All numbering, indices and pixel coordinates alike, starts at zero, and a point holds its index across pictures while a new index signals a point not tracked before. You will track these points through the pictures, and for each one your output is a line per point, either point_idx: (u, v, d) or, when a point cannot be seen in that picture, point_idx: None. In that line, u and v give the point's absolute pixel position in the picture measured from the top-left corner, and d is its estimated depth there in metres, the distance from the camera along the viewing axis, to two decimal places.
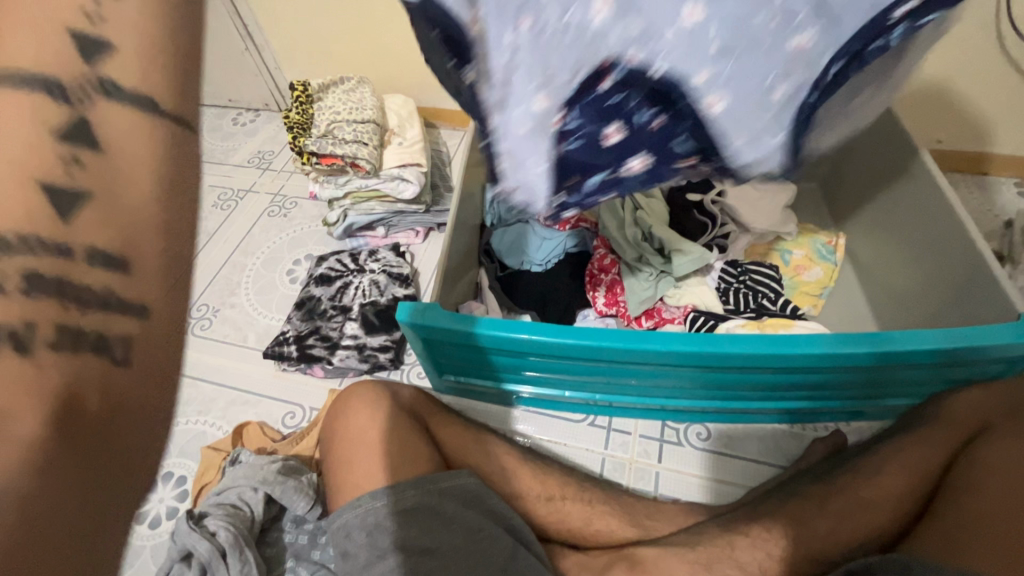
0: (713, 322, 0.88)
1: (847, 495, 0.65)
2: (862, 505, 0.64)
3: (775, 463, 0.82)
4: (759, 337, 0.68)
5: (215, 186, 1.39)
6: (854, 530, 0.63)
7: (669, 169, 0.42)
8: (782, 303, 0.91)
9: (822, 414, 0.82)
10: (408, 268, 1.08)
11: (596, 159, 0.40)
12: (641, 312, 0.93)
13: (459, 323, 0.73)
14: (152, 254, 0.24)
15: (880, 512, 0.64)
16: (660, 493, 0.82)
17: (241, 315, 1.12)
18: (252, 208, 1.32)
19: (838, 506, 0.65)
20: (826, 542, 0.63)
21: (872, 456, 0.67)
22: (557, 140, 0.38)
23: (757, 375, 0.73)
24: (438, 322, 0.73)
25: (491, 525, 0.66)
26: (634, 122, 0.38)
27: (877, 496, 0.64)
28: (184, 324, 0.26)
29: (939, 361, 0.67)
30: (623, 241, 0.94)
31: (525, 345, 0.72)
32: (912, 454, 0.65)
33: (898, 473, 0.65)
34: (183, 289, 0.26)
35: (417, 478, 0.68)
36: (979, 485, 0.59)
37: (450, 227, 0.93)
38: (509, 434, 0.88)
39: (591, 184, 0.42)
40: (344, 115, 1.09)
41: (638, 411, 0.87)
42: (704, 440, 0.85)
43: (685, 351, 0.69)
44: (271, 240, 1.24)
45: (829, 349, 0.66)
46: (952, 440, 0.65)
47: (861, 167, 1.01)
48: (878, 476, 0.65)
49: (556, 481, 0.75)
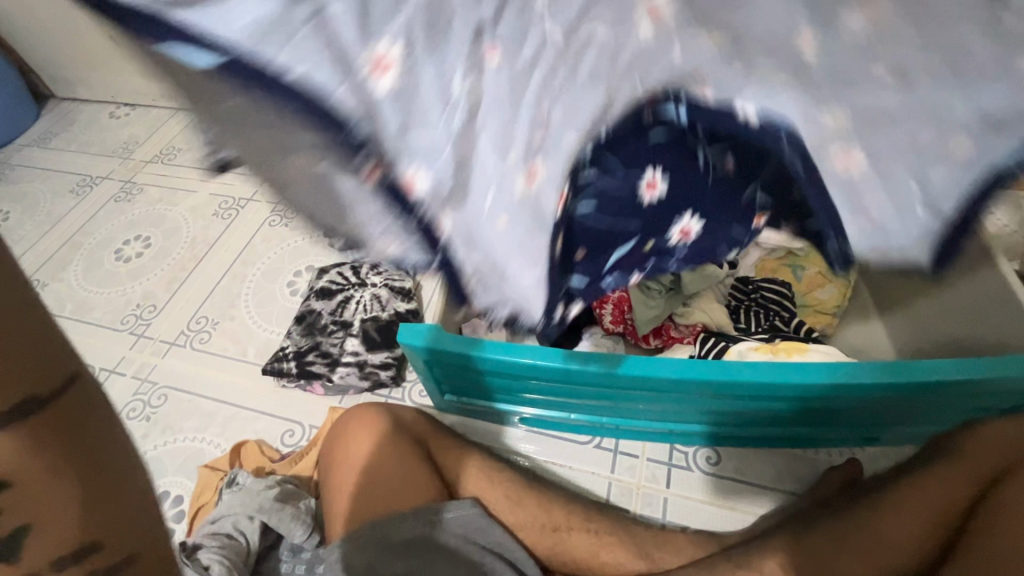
0: (724, 344, 0.85)
1: (866, 531, 0.63)
2: (880, 542, 0.62)
3: (786, 490, 0.79)
4: (774, 365, 0.66)
5: (215, 194, 1.37)
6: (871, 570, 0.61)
7: (690, 235, 0.41)
8: (795, 324, 0.89)
9: (837, 440, 0.79)
10: (411, 281, 1.06)
11: (611, 223, 0.38)
12: (648, 331, 0.91)
13: (464, 346, 0.70)
14: (76, 522, 0.24)
15: (898, 548, 0.62)
16: (668, 521, 0.79)
17: (240, 328, 1.10)
18: (253, 218, 1.30)
19: (854, 543, 0.62)
20: None
21: (889, 491, 0.65)
22: (553, 233, 0.35)
23: (770, 403, 0.71)
24: (443, 345, 0.70)
25: (492, 559, 0.65)
26: (656, 176, 0.35)
27: (896, 531, 0.62)
28: (143, 527, 0.26)
29: (963, 393, 0.65)
30: None
31: (530, 369, 0.70)
32: (931, 487, 0.63)
33: (920, 511, 0.62)
34: (131, 508, 0.26)
35: (418, 508, 0.67)
36: (999, 525, 0.57)
37: None
38: (510, 456, 0.85)
39: (597, 254, 0.40)
40: None
41: (645, 433, 0.84)
42: (714, 465, 0.83)
43: (698, 378, 0.66)
44: (271, 251, 1.22)
45: (848, 377, 0.64)
46: (976, 475, 0.62)
47: None
48: (896, 512, 0.63)
49: (562, 510, 0.73)
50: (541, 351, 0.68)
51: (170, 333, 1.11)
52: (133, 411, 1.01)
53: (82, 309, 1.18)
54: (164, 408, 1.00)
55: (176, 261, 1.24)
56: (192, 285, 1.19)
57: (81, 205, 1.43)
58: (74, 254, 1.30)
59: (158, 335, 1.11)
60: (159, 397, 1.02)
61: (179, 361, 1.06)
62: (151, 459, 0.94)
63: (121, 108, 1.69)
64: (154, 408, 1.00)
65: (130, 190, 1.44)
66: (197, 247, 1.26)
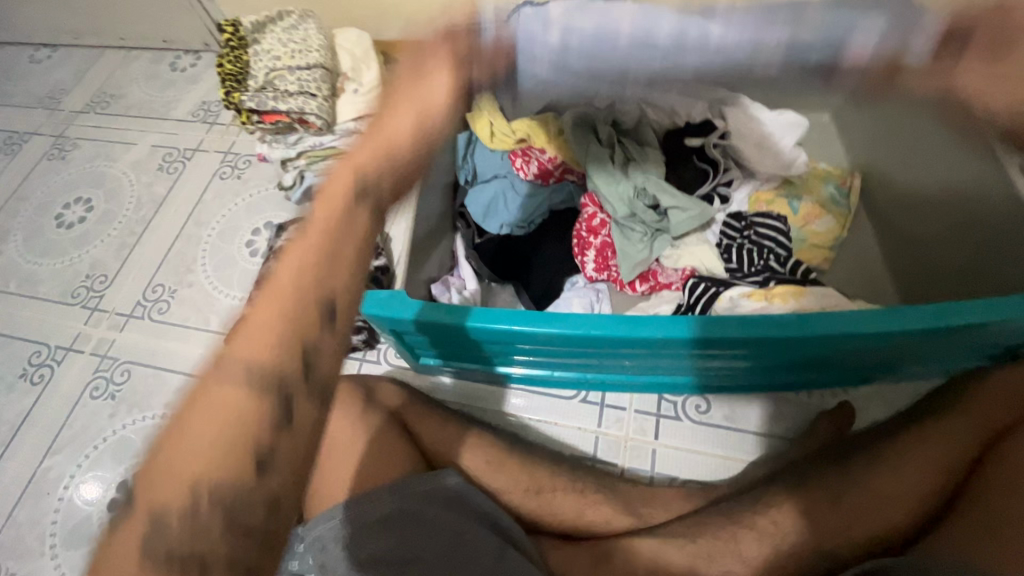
0: (715, 290, 0.75)
1: (863, 495, 0.61)
2: (845, 487, 0.62)
3: (778, 435, 0.77)
4: (763, 318, 0.61)
5: (158, 146, 1.25)
6: (871, 530, 0.60)
7: None
8: (791, 265, 0.81)
9: (835, 381, 0.75)
10: (377, 235, 0.98)
11: None
12: (634, 276, 0.85)
13: (428, 313, 0.65)
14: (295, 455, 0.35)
15: (908, 509, 0.60)
16: (657, 473, 0.77)
17: (201, 295, 1.03)
18: (201, 171, 1.18)
19: (852, 503, 0.61)
20: (839, 540, 0.60)
21: (890, 449, 0.63)
22: None
23: (776, 354, 0.65)
24: (404, 315, 0.64)
25: (473, 527, 0.61)
26: None
27: (863, 484, 0.61)
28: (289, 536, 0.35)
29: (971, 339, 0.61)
30: (616, 197, 0.85)
31: (433, 325, 0.65)
32: (930, 441, 0.62)
33: (923, 467, 0.61)
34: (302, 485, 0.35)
35: (394, 483, 0.62)
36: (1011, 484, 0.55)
37: (417, 188, 0.82)
38: (494, 416, 0.82)
39: None
40: (285, 61, 0.92)
41: (632, 386, 0.81)
42: (703, 414, 0.80)
43: (686, 338, 0.62)
44: (225, 207, 1.12)
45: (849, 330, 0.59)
46: (975, 433, 0.61)
47: (889, 96, 0.89)
48: (901, 473, 0.61)
49: (545, 472, 0.71)
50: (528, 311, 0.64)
51: (127, 305, 1.04)
52: (95, 390, 0.95)
53: (28, 283, 1.10)
54: (127, 385, 0.95)
55: (124, 224, 1.14)
56: (144, 252, 1.10)
57: (14, 164, 1.29)
58: (12, 222, 1.20)
59: (114, 306, 1.04)
60: (122, 373, 0.96)
61: (138, 334, 1.00)
62: (122, 439, 0.91)
63: (41, 50, 1.49)
64: (117, 386, 0.95)
65: (64, 145, 1.30)
66: (144, 208, 1.15)
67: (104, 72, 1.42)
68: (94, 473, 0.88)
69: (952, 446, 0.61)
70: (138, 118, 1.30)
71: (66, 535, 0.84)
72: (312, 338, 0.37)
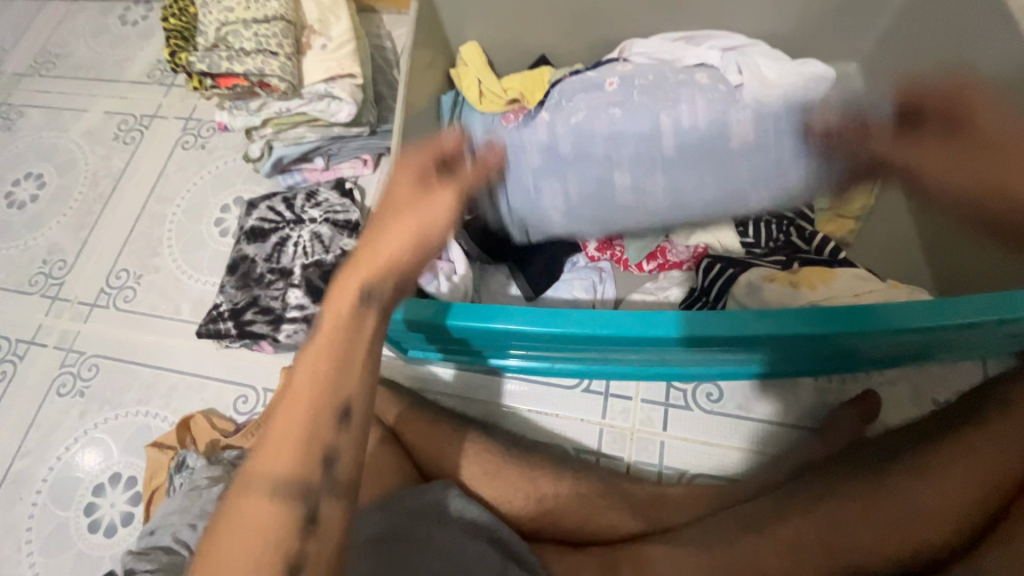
0: (730, 270, 0.67)
1: (896, 499, 0.58)
2: (880, 497, 0.58)
3: (796, 425, 0.72)
4: (786, 312, 0.55)
5: (111, 112, 1.12)
6: (907, 540, 0.56)
7: None
8: (817, 243, 0.73)
9: (858, 365, 0.70)
10: (357, 211, 0.89)
11: None
12: (642, 256, 0.78)
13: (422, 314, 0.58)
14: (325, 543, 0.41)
15: (946, 524, 0.56)
16: (665, 468, 0.73)
17: (169, 281, 0.94)
18: (161, 140, 1.07)
19: (888, 509, 0.57)
20: (871, 556, 0.56)
21: (933, 456, 0.60)
22: None
23: (803, 349, 0.60)
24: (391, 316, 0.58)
25: (473, 541, 0.56)
26: None
27: (900, 494, 0.58)
28: None
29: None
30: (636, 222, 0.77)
31: (426, 325, 0.59)
32: (976, 456, 0.59)
33: (968, 482, 0.58)
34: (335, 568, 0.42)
35: (382, 500, 0.59)
36: None
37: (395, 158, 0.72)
38: (493, 410, 0.76)
39: None
40: (239, 13, 0.80)
41: (641, 373, 0.75)
42: (715, 403, 0.75)
43: (707, 337, 0.55)
44: (190, 181, 1.02)
45: (890, 325, 0.53)
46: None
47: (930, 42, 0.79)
48: (941, 480, 0.58)
49: (548, 475, 0.66)
50: (540, 310, 0.57)
51: (89, 293, 0.96)
52: (63, 388, 0.89)
53: None
54: (96, 381, 0.89)
55: (80, 202, 1.04)
56: (104, 233, 1.00)
57: None
58: None
59: (75, 296, 0.96)
60: (90, 368, 0.90)
61: (104, 325, 0.93)
62: (94, 439, 0.85)
63: None
64: (85, 381, 0.89)
65: (8, 112, 1.17)
66: (100, 183, 1.05)
67: (46, 26, 1.26)
68: (66, 476, 0.83)
69: (1003, 467, 0.58)
70: (88, 80, 1.17)
71: (39, 543, 0.79)
72: (297, 544, 0.40)
